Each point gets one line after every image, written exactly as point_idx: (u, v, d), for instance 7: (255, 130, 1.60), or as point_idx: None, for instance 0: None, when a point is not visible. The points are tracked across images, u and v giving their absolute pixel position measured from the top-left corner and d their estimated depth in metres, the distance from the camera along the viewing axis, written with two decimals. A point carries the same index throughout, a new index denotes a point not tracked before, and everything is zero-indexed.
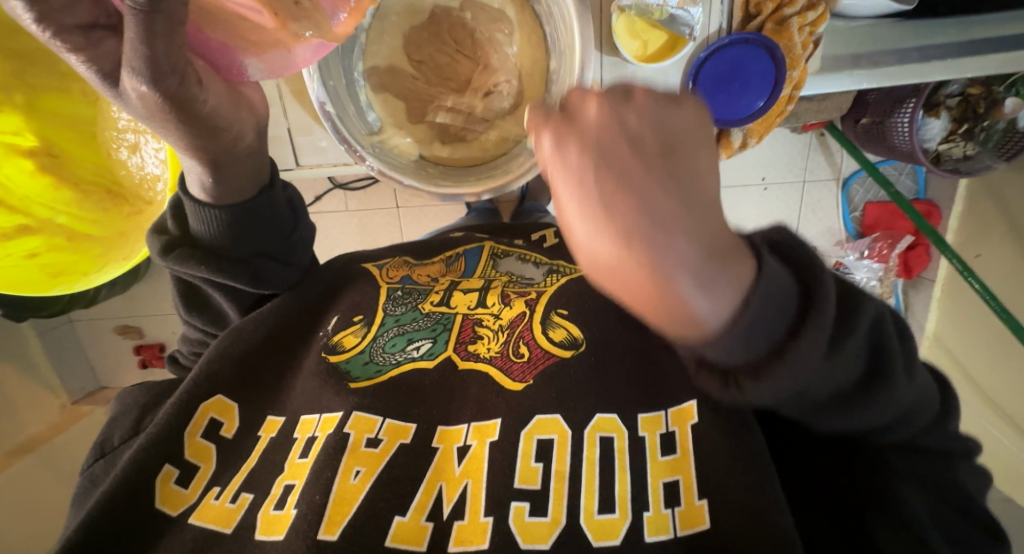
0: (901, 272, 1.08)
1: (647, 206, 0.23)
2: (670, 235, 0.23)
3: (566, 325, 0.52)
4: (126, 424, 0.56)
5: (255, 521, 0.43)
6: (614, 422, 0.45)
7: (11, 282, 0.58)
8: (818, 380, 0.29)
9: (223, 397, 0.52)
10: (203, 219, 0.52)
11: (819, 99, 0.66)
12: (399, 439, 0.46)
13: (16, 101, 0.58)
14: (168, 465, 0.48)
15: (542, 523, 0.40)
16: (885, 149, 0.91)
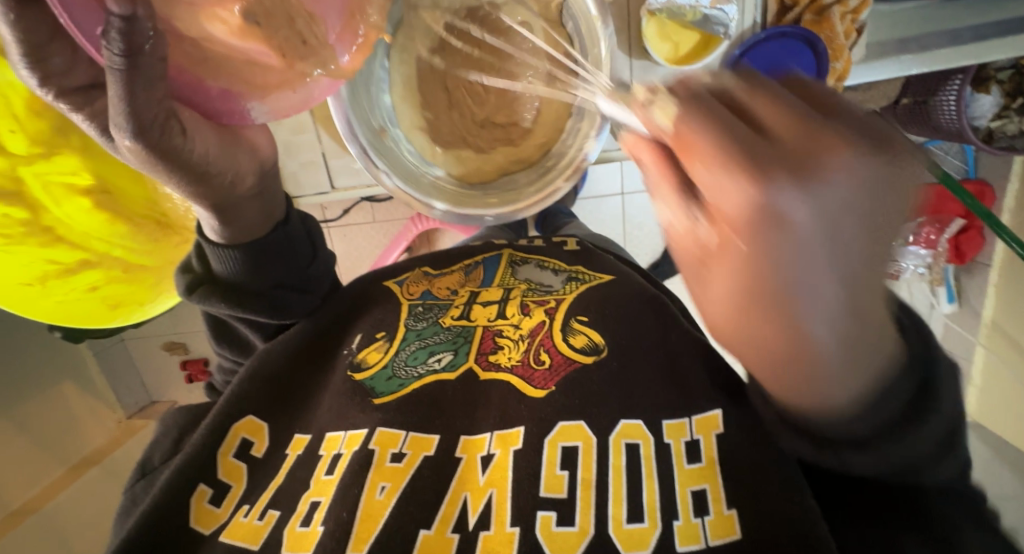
0: (952, 257, 1.02)
1: (819, 280, 0.17)
2: (827, 281, 0.17)
3: (586, 332, 0.55)
4: (166, 444, 0.55)
5: (282, 537, 0.43)
6: (639, 428, 0.46)
7: (77, 316, 0.63)
8: (900, 448, 0.28)
9: (254, 417, 0.52)
10: (221, 258, 0.52)
11: (866, 88, 0.62)
12: (422, 451, 0.47)
13: (73, 142, 0.61)
14: (202, 484, 0.48)
15: (570, 533, 0.40)
16: (929, 130, 0.86)
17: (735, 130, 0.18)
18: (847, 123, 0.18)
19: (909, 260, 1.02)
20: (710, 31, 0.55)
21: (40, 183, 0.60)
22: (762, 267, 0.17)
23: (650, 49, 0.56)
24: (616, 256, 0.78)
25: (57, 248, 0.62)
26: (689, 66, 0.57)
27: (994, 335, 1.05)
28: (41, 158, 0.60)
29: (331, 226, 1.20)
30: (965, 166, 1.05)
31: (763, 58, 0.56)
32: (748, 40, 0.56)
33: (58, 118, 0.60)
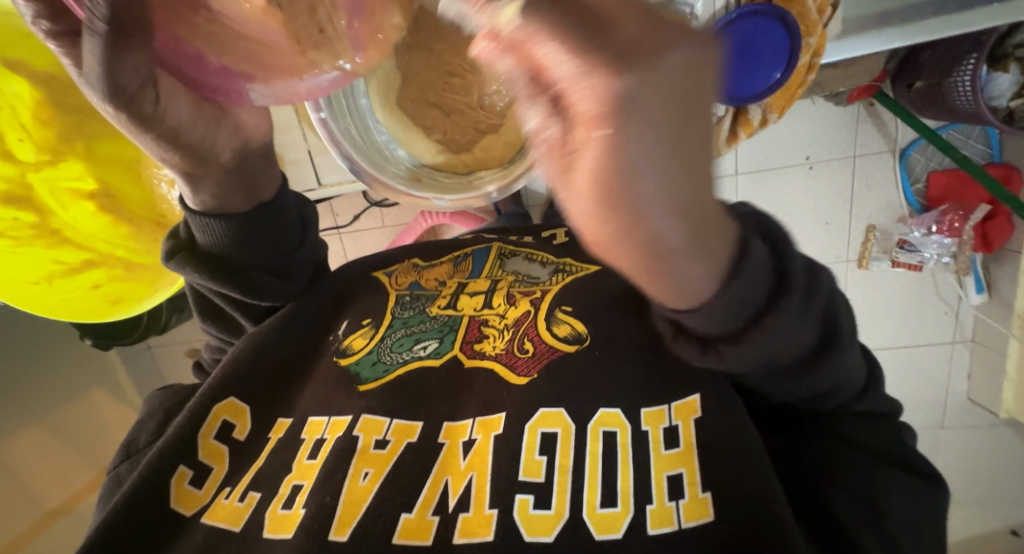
0: (978, 245, 0.96)
1: (664, 201, 0.16)
2: (659, 193, 0.16)
3: (569, 321, 0.51)
4: (151, 425, 0.57)
5: (263, 518, 0.44)
6: (617, 417, 0.44)
7: (78, 312, 0.66)
8: (785, 348, 0.32)
9: (236, 400, 0.53)
10: (205, 229, 0.55)
11: (844, 65, 0.62)
12: (405, 438, 0.47)
13: (78, 150, 0.65)
14: (181, 466, 0.50)
15: (546, 516, 0.39)
16: (947, 112, 0.83)
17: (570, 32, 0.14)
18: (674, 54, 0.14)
19: (930, 250, 0.98)
20: (676, 11, 0.55)
21: (47, 188, 0.64)
22: (615, 175, 0.15)
23: None
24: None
25: (63, 250, 0.66)
26: None
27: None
28: (47, 164, 0.64)
29: (342, 232, 1.23)
30: (990, 150, 0.98)
31: (736, 36, 0.56)
32: (720, 19, 0.56)
33: (63, 126, 0.63)
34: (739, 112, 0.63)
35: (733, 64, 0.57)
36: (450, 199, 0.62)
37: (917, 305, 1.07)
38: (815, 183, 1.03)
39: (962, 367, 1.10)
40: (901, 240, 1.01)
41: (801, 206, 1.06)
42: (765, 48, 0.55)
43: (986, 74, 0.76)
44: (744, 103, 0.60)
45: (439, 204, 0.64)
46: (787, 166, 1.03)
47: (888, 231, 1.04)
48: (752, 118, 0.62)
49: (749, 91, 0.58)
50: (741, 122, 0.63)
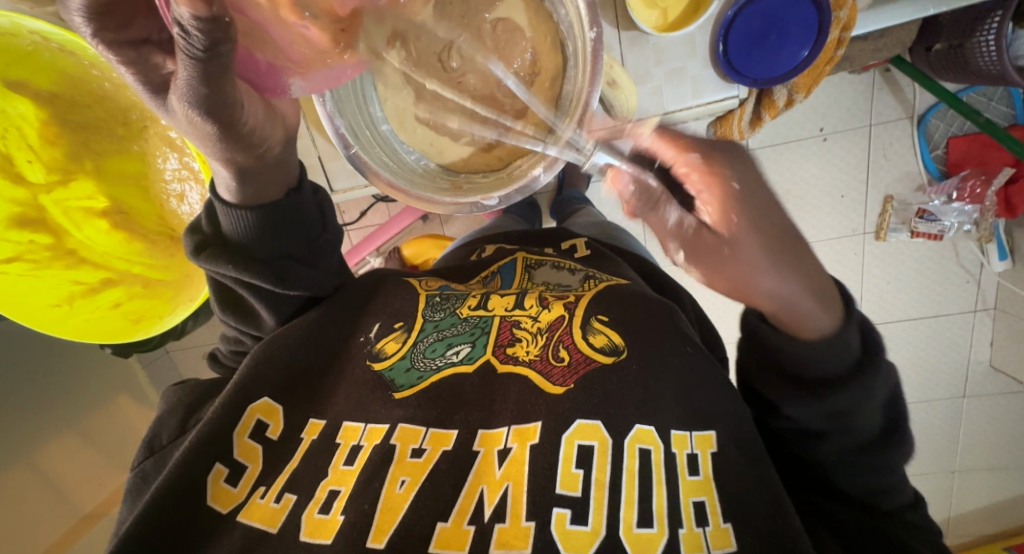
0: (1003, 212, 0.91)
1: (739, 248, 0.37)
2: (751, 243, 0.37)
3: (606, 332, 0.50)
4: (172, 422, 0.53)
5: (300, 522, 0.40)
6: (653, 435, 0.43)
7: (97, 332, 0.63)
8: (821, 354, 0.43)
9: (270, 400, 0.50)
10: (233, 220, 0.49)
11: (876, 36, 0.59)
12: (441, 447, 0.43)
13: (88, 168, 0.64)
14: (218, 464, 0.46)
15: (582, 532, 0.37)
16: (968, 75, 0.79)
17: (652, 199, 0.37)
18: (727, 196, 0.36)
19: (950, 218, 0.96)
20: None
21: (59, 209, 0.64)
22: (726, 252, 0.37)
23: (636, 19, 0.54)
24: (620, 253, 0.75)
25: (82, 269, 0.65)
26: (679, 32, 0.55)
27: None
28: (58, 185, 0.63)
29: (351, 229, 1.20)
30: (1013, 112, 0.94)
31: (759, 14, 0.54)
32: None
33: (73, 145, 0.63)
34: (763, 95, 0.60)
35: (758, 43, 0.54)
36: (497, 195, 0.54)
37: (939, 272, 1.04)
38: (831, 154, 1.00)
39: (984, 336, 1.08)
40: (920, 211, 0.98)
41: (820, 178, 1.02)
42: (791, 21, 0.53)
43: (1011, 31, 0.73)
44: (769, 85, 0.57)
45: (489, 206, 0.56)
46: (801, 139, 1.00)
47: (907, 201, 1.00)
48: (778, 99, 0.59)
49: (776, 70, 0.55)
50: (766, 105, 0.60)
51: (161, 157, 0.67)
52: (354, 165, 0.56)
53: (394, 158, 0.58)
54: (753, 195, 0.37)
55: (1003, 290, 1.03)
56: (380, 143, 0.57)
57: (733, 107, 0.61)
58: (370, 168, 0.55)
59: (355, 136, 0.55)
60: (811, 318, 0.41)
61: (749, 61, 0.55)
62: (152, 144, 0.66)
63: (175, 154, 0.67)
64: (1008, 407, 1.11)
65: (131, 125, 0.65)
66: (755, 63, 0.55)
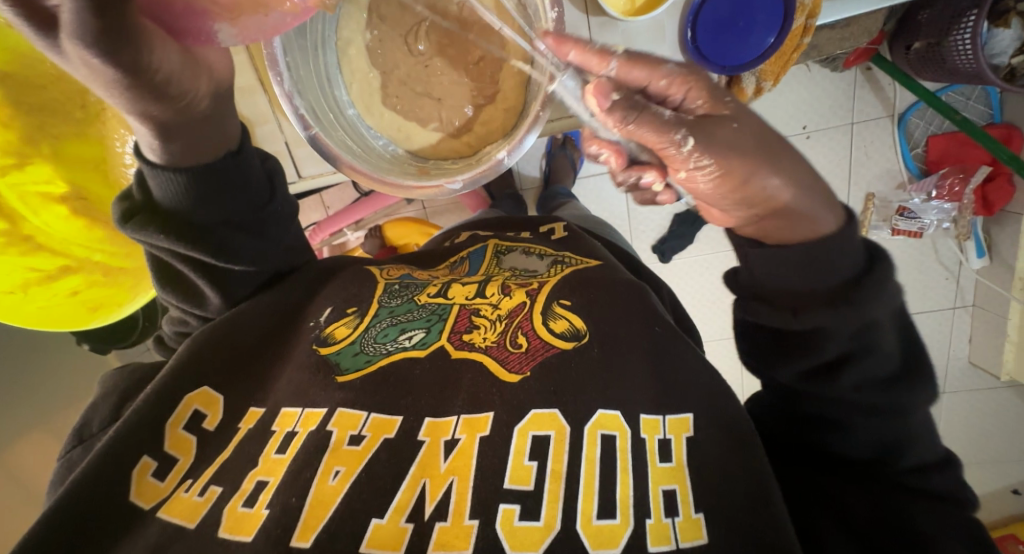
0: (980, 209, 0.94)
1: (732, 145, 0.36)
2: (741, 136, 0.36)
3: (568, 316, 0.49)
4: (106, 408, 0.52)
5: (221, 516, 0.37)
6: (616, 420, 0.42)
7: (54, 320, 0.63)
8: (825, 292, 0.42)
9: (209, 389, 0.47)
10: (164, 181, 0.46)
11: (843, 25, 0.58)
12: (383, 434, 0.41)
13: (44, 152, 0.62)
14: (145, 456, 0.43)
15: (534, 528, 0.36)
16: (945, 73, 0.79)
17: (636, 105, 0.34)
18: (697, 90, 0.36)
19: (930, 216, 0.97)
20: None
21: (15, 194, 0.61)
22: (722, 145, 0.35)
23: (604, 5, 0.54)
24: (604, 242, 0.74)
25: (39, 257, 0.63)
26: (646, 16, 0.55)
27: None
28: (14, 168, 0.60)
29: None
30: (989, 111, 0.95)
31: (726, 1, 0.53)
32: None
33: (27, 127, 0.60)
34: (732, 82, 0.59)
35: (727, 29, 0.54)
36: (462, 178, 0.52)
37: (917, 267, 1.05)
38: (813, 152, 1.00)
39: (962, 332, 1.09)
40: (900, 208, 0.99)
41: None
42: (757, 8, 0.53)
43: (987, 30, 0.73)
44: (738, 73, 0.56)
45: (453, 190, 0.54)
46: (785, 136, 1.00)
47: (887, 199, 1.01)
48: (747, 86, 0.59)
49: (743, 57, 0.55)
50: (735, 92, 0.59)
51: (120, 140, 0.66)
52: (315, 147, 0.53)
53: (360, 145, 0.56)
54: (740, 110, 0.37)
55: (980, 286, 1.03)
56: (347, 128, 0.56)
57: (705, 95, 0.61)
58: (332, 151, 0.53)
59: (318, 118, 0.53)
60: (813, 224, 0.40)
61: (716, 48, 0.55)
62: (111, 127, 0.65)
63: (133, 136, 0.65)
64: (986, 401, 1.12)
65: (90, 108, 0.64)
66: (721, 49, 0.55)
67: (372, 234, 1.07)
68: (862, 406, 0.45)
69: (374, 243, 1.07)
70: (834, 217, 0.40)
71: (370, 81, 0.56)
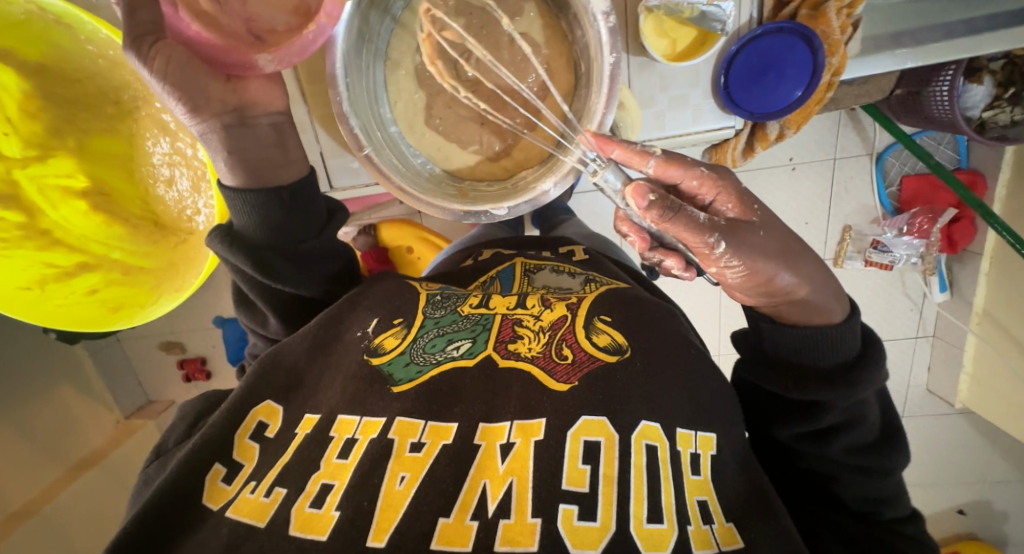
0: (944, 246, 1.02)
1: (759, 242, 0.42)
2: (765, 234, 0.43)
3: (609, 331, 0.51)
4: (181, 428, 0.52)
5: (289, 516, 0.38)
6: (658, 431, 0.43)
7: (74, 319, 0.61)
8: (829, 360, 0.48)
9: (271, 401, 0.49)
10: (235, 199, 0.52)
11: (860, 82, 0.63)
12: (441, 440, 0.42)
13: (69, 146, 0.61)
14: (217, 464, 0.45)
15: (592, 528, 0.37)
16: (923, 119, 0.85)
17: (676, 205, 0.39)
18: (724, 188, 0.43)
19: (900, 251, 1.02)
20: (709, 27, 0.56)
21: (35, 186, 0.60)
22: (750, 241, 0.41)
23: (648, 47, 0.57)
24: (616, 262, 0.77)
25: (55, 252, 0.62)
26: (686, 63, 0.58)
27: (985, 322, 1.03)
28: (35, 160, 0.60)
29: None
30: (957, 155, 1.02)
31: (759, 54, 0.57)
32: (745, 34, 0.57)
33: (53, 120, 0.60)
34: (758, 127, 0.63)
35: (757, 80, 0.58)
36: (507, 205, 0.54)
37: (887, 299, 1.12)
38: (799, 181, 1.06)
39: (923, 357, 1.16)
40: (875, 241, 1.05)
41: (793, 206, 1.08)
42: (788, 63, 0.56)
43: (963, 85, 0.78)
44: (765, 119, 0.60)
45: (497, 215, 0.55)
46: (773, 167, 1.05)
47: (863, 232, 1.07)
48: (770, 133, 0.62)
49: (771, 106, 0.59)
50: (759, 136, 0.63)
51: (151, 139, 0.64)
52: (368, 168, 0.54)
53: (402, 162, 0.57)
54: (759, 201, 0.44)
55: (941, 318, 1.11)
56: (391, 146, 0.57)
57: (730, 136, 0.64)
58: (379, 166, 0.54)
59: (366, 133, 0.54)
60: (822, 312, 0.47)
61: (747, 96, 0.59)
62: (143, 125, 0.64)
63: (166, 138, 0.64)
64: (941, 427, 1.20)
65: (123, 105, 0.62)
66: (752, 97, 0.59)
67: (366, 231, 1.05)
68: (850, 464, 0.52)
69: (365, 241, 1.05)
70: (841, 311, 0.47)
71: (414, 99, 0.58)
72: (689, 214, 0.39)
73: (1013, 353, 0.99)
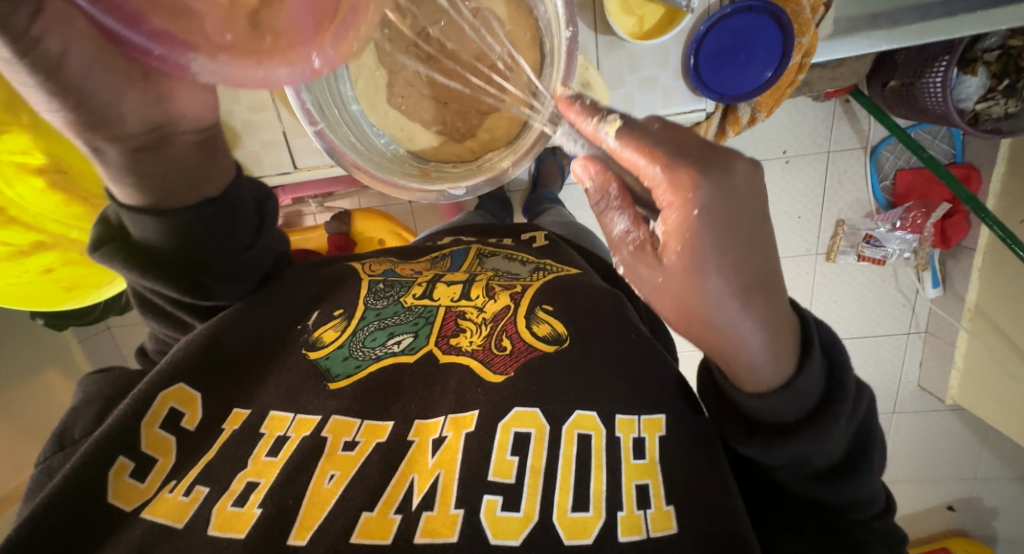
0: (938, 242, 0.98)
1: (696, 277, 0.32)
2: (713, 272, 0.31)
3: (550, 320, 0.49)
4: (88, 415, 0.50)
5: (209, 516, 0.37)
6: (593, 420, 0.42)
7: (24, 296, 0.63)
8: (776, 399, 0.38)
9: (185, 385, 0.47)
10: (143, 226, 0.47)
11: (835, 66, 0.61)
12: (375, 438, 0.41)
13: (25, 122, 0.57)
14: (123, 457, 0.42)
15: (514, 519, 0.36)
16: (916, 111, 0.83)
17: (606, 198, 0.34)
18: (682, 210, 0.31)
19: (893, 245, 1.01)
20: (673, 4, 0.53)
21: None
22: (676, 280, 0.32)
23: (614, 25, 0.55)
24: (579, 249, 0.75)
25: (10, 231, 0.60)
26: (652, 41, 0.56)
27: (977, 319, 1.02)
28: None
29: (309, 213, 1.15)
30: (953, 151, 0.99)
31: (729, 33, 0.55)
32: (715, 14, 0.55)
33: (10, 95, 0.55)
34: (729, 110, 0.62)
35: (727, 60, 0.56)
36: (465, 185, 0.53)
37: (879, 296, 1.11)
38: (794, 175, 1.04)
39: (915, 357, 1.16)
40: (867, 236, 1.04)
41: (783, 199, 1.06)
42: (758, 43, 0.54)
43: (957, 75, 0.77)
44: (735, 102, 0.59)
45: (455, 195, 0.54)
46: (766, 159, 1.03)
47: (856, 226, 1.06)
48: (741, 116, 0.61)
49: (742, 88, 0.57)
50: (730, 120, 0.62)
51: None
52: (321, 144, 0.53)
53: (363, 142, 0.56)
54: (729, 225, 0.31)
55: (934, 314, 1.10)
56: (350, 126, 0.56)
57: (701, 120, 0.63)
58: (335, 145, 0.53)
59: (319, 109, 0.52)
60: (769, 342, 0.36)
61: (716, 77, 0.57)
62: None
63: None
64: (931, 422, 1.19)
65: None
66: (722, 79, 0.57)
67: (340, 218, 1.03)
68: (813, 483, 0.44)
69: (337, 226, 1.02)
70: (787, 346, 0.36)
71: (376, 78, 0.57)
72: (612, 212, 0.34)
73: (1003, 349, 0.97)
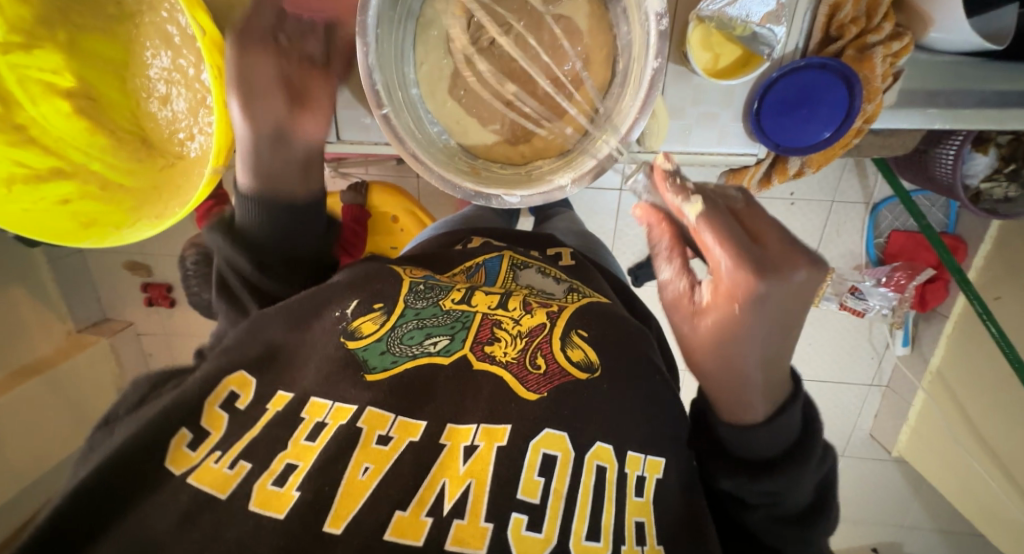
0: (916, 304, 1.01)
1: (735, 336, 0.39)
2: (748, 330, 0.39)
3: (584, 347, 0.49)
4: (133, 395, 0.51)
5: (251, 491, 0.38)
6: (609, 453, 0.42)
7: (44, 228, 0.57)
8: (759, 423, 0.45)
9: (245, 373, 0.47)
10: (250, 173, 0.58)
11: (886, 134, 0.63)
12: (409, 437, 0.41)
13: (60, 40, 0.58)
14: (184, 428, 0.43)
15: (535, 538, 0.37)
16: (925, 178, 0.85)
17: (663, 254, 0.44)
18: (736, 295, 0.38)
19: (874, 300, 1.01)
20: (755, 50, 0.55)
21: (15, 77, 0.57)
22: (716, 336, 0.40)
23: (691, 57, 0.55)
24: (599, 268, 0.76)
25: (29, 151, 0.59)
26: (727, 80, 0.56)
27: (936, 383, 1.06)
28: (20, 49, 0.56)
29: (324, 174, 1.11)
30: (947, 220, 1.04)
31: (796, 87, 0.56)
32: (789, 64, 0.56)
33: (45, 9, 0.56)
34: (779, 159, 0.62)
35: (789, 112, 0.57)
36: (521, 193, 0.52)
37: (852, 345, 1.15)
38: (796, 217, 1.06)
39: (871, 408, 1.21)
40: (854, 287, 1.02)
41: None
42: (824, 102, 0.55)
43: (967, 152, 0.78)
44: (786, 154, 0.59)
45: (507, 202, 0.53)
46: (772, 198, 1.05)
47: (843, 276, 1.06)
48: (790, 167, 0.62)
49: (798, 142, 0.58)
50: (778, 169, 0.63)
51: (150, 48, 0.60)
52: (385, 128, 0.51)
53: (419, 129, 0.54)
54: (772, 308, 0.38)
55: (897, 370, 1.15)
56: (410, 111, 0.54)
57: (750, 163, 0.63)
58: (396, 129, 0.51)
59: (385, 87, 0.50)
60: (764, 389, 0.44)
61: (774, 127, 0.58)
62: (142, 33, 0.60)
63: (168, 52, 0.60)
64: (876, 472, 1.25)
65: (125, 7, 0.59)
66: (778, 129, 0.58)
67: (355, 187, 1.00)
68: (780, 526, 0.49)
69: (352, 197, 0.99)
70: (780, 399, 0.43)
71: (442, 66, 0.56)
72: (665, 264, 0.43)
73: (955, 415, 1.02)
